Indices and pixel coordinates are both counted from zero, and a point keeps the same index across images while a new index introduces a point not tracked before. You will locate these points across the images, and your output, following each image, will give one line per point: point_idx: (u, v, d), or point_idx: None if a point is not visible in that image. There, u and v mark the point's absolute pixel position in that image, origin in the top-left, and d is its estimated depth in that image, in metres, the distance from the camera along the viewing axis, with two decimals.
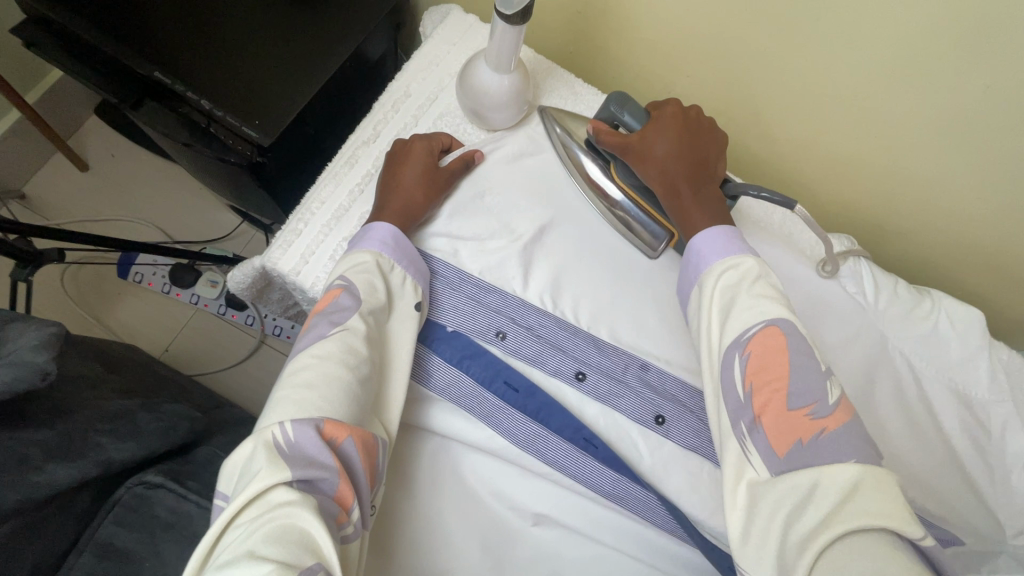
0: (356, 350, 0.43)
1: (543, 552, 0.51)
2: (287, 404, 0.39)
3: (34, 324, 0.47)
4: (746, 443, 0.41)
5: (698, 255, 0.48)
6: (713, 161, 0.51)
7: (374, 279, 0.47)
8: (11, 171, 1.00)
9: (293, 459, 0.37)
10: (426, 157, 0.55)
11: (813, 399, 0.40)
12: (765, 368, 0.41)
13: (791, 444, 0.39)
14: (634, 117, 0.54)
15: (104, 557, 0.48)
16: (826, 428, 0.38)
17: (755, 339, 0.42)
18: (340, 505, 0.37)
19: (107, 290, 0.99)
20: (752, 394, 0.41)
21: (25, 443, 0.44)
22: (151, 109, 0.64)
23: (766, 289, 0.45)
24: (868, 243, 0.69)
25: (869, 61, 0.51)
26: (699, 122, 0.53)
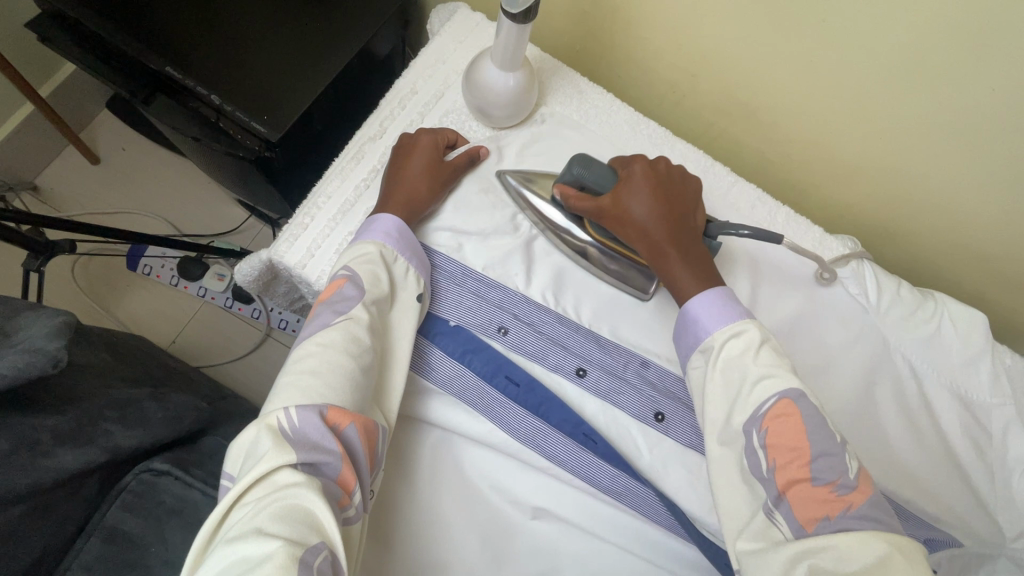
0: (359, 340, 0.44)
1: (540, 545, 0.51)
2: (292, 391, 0.40)
3: (46, 314, 0.48)
4: (773, 516, 0.40)
5: (699, 324, 0.48)
6: (691, 217, 0.51)
7: (378, 270, 0.48)
8: (24, 163, 1.01)
9: (298, 442, 0.38)
10: (431, 150, 0.55)
11: (837, 474, 0.40)
12: (785, 441, 0.41)
13: (819, 520, 0.39)
14: (601, 179, 0.52)
15: (111, 541, 0.50)
16: (852, 505, 0.39)
17: (771, 414, 0.42)
18: (343, 489, 0.38)
19: (116, 282, 1.01)
20: (775, 470, 0.41)
21: (36, 428, 0.45)
22: (161, 104, 0.65)
23: (769, 357, 0.45)
24: (873, 244, 0.69)
25: (874, 62, 0.52)
26: (668, 179, 0.52)
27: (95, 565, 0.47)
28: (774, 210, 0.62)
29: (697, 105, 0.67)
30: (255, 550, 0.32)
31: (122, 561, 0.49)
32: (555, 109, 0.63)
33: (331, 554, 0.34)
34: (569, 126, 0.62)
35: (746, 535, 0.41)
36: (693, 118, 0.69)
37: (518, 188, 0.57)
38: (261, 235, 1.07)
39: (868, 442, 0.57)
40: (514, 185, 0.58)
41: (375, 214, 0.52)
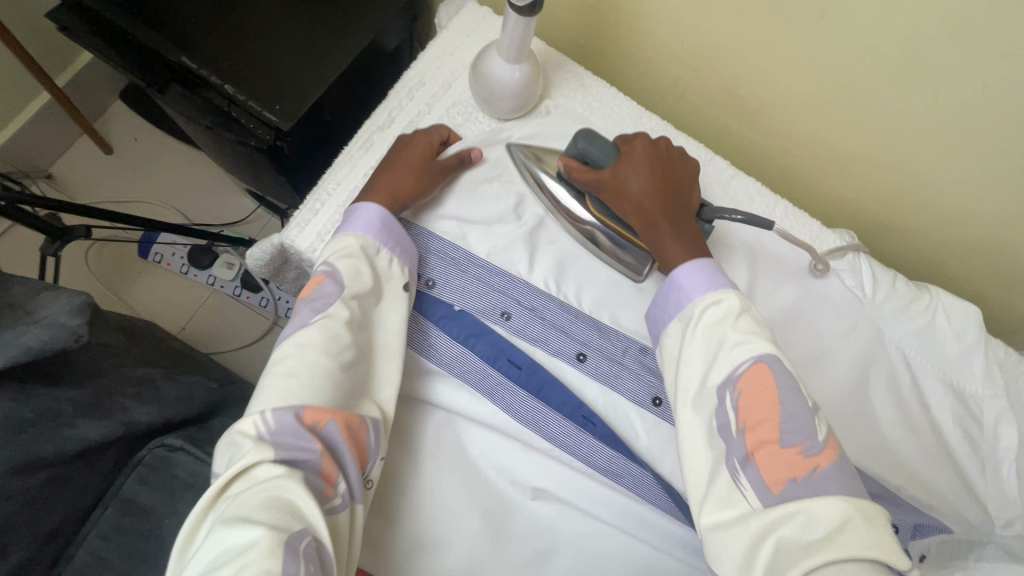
0: (339, 337, 0.45)
1: (539, 524, 0.53)
2: (269, 393, 0.42)
3: (66, 292, 0.50)
4: (739, 479, 0.41)
5: (682, 290, 0.49)
6: (685, 193, 0.53)
7: (359, 264, 0.49)
8: (39, 151, 1.03)
9: (276, 442, 0.39)
10: (423, 149, 0.56)
11: (804, 436, 0.41)
12: (755, 405, 0.42)
13: (786, 481, 0.40)
14: (603, 152, 0.54)
15: (128, 512, 0.52)
16: (818, 466, 0.40)
17: (744, 377, 0.44)
18: (325, 481, 0.40)
19: (127, 269, 1.03)
20: (744, 432, 0.42)
21: (60, 400, 0.47)
22: (176, 94, 0.67)
23: (749, 324, 0.46)
24: (870, 239, 0.70)
25: (871, 57, 0.53)
26: (668, 155, 0.54)
27: (111, 535, 0.51)
28: (772, 204, 0.63)
29: (699, 100, 0.69)
30: (238, 542, 0.34)
31: (137, 531, 0.52)
32: (559, 101, 0.64)
33: (315, 540, 0.36)
34: (572, 118, 0.63)
35: (710, 504, 0.42)
36: (695, 112, 0.71)
37: (526, 160, 0.59)
38: (268, 225, 1.09)
39: (861, 430, 0.58)
40: (522, 158, 0.60)
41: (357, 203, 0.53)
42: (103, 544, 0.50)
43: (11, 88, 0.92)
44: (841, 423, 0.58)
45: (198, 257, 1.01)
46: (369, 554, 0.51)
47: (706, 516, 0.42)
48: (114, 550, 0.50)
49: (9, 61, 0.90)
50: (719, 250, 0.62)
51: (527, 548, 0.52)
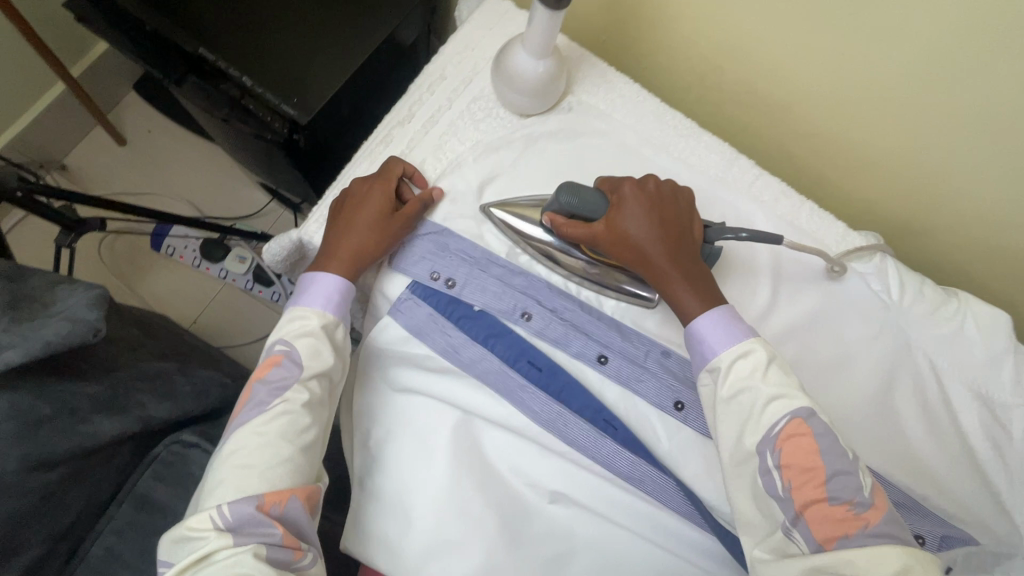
0: (300, 420, 0.44)
1: (556, 528, 0.52)
2: (221, 484, 0.41)
3: (82, 285, 0.49)
4: (792, 534, 0.41)
5: (705, 344, 0.48)
6: (688, 233, 0.51)
7: (318, 342, 0.48)
8: (54, 143, 1.03)
9: (233, 527, 0.39)
10: (380, 202, 0.54)
11: (853, 493, 0.40)
12: (798, 462, 0.42)
13: (838, 539, 0.40)
14: (590, 204, 0.52)
15: (141, 508, 0.53)
16: (869, 523, 0.40)
17: (784, 435, 0.43)
18: (292, 549, 0.40)
19: (140, 261, 1.03)
20: (791, 490, 0.42)
21: (77, 395, 0.47)
22: (193, 85, 0.67)
23: (778, 376, 0.45)
24: (896, 242, 0.67)
25: (898, 59, 0.52)
26: (660, 194, 0.52)
27: (126, 532, 0.51)
28: (798, 204, 0.62)
29: (723, 98, 0.67)
30: None
31: (150, 529, 0.52)
32: (582, 97, 0.63)
33: None
34: (594, 115, 0.62)
35: (765, 544, 0.43)
36: (718, 111, 0.69)
37: (504, 217, 0.57)
38: (281, 219, 1.09)
39: (886, 438, 0.57)
40: (499, 215, 0.57)
41: (316, 270, 0.52)
42: (119, 540, 0.51)
43: (26, 78, 0.92)
44: (867, 431, 0.56)
45: (211, 252, 1.00)
46: (384, 556, 0.51)
47: (755, 552, 0.43)
48: (130, 545, 0.51)
49: (24, 51, 0.89)
50: (743, 252, 0.60)
51: (544, 553, 0.51)
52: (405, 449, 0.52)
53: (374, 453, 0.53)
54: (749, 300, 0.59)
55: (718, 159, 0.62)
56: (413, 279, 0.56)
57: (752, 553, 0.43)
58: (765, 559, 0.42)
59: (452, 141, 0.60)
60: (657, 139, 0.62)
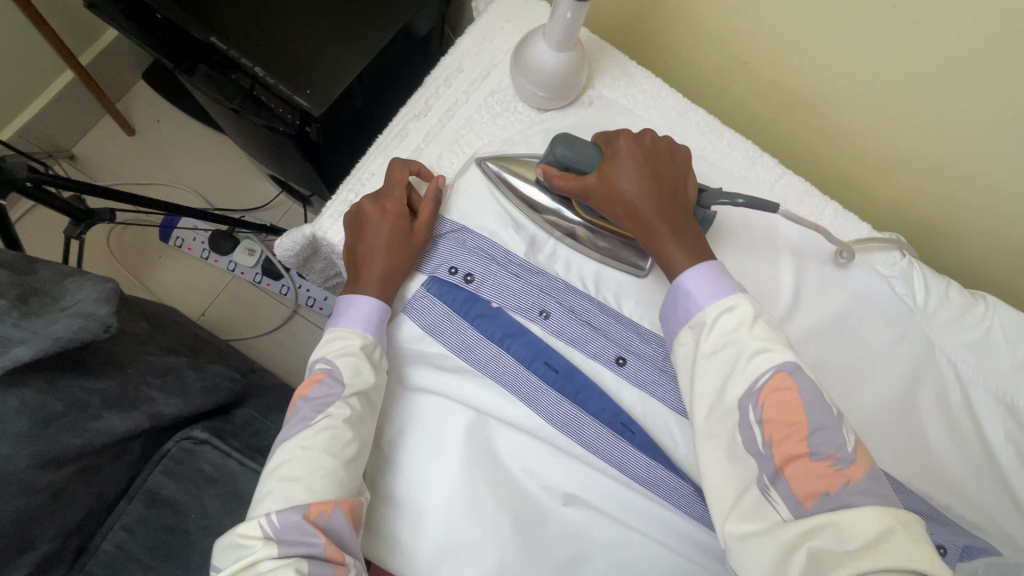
0: (342, 435, 0.44)
1: (570, 532, 0.51)
2: (269, 496, 0.41)
3: (90, 279, 0.49)
4: (769, 494, 0.39)
5: (691, 298, 0.46)
6: (680, 190, 0.49)
7: (358, 360, 0.47)
8: (63, 132, 1.02)
9: (280, 537, 0.39)
10: (398, 205, 0.53)
11: (834, 448, 0.38)
12: (779, 417, 0.40)
13: (818, 496, 0.37)
14: (583, 156, 0.50)
15: (153, 505, 0.52)
16: (851, 479, 0.37)
17: (768, 388, 0.41)
18: (336, 565, 0.40)
19: (148, 253, 1.02)
20: (772, 446, 0.40)
21: (87, 390, 0.46)
22: (204, 74, 0.65)
23: (765, 330, 0.43)
24: (923, 244, 0.64)
25: (928, 59, 0.50)
26: (656, 150, 0.50)
27: (136, 529, 0.51)
28: (822, 205, 0.60)
29: (746, 94, 0.65)
30: None
31: (163, 526, 0.52)
32: (603, 92, 0.61)
33: None
34: (615, 110, 0.60)
35: (738, 514, 0.40)
36: (740, 108, 0.67)
37: (500, 170, 0.55)
38: (291, 212, 1.08)
39: (908, 445, 0.55)
40: (496, 168, 0.56)
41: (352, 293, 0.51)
42: (129, 537, 0.50)
43: (34, 66, 0.91)
44: (890, 437, 0.55)
45: (219, 243, 1.00)
46: (396, 558, 0.50)
47: (729, 527, 0.40)
48: (140, 541, 0.50)
49: (33, 39, 0.88)
50: (765, 252, 0.59)
51: (557, 557, 0.50)
52: (418, 449, 0.51)
53: (386, 452, 0.52)
54: (770, 301, 0.57)
55: (741, 157, 0.60)
56: (429, 276, 0.55)
57: (724, 529, 0.40)
58: (740, 535, 0.39)
59: (469, 135, 0.59)
60: (679, 135, 0.60)
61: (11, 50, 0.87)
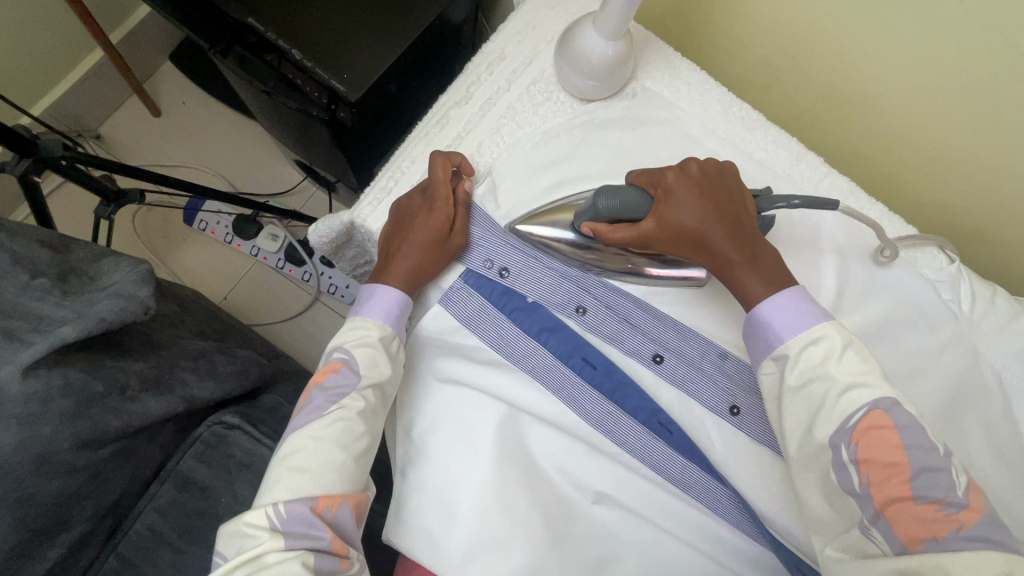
0: (354, 429, 0.44)
1: (601, 530, 0.50)
2: (277, 485, 0.41)
3: (128, 260, 0.49)
4: (870, 533, 0.39)
5: (775, 337, 0.44)
6: (744, 214, 0.47)
7: (377, 354, 0.47)
8: (90, 111, 1.02)
9: (286, 528, 0.39)
10: (437, 217, 0.51)
11: (943, 492, 0.37)
12: (879, 457, 0.38)
13: (925, 540, 0.37)
14: (632, 201, 0.48)
15: (184, 488, 0.53)
16: (963, 524, 0.36)
17: (862, 428, 0.39)
18: (340, 557, 0.39)
19: (172, 235, 1.02)
20: (870, 487, 0.39)
21: (126, 372, 0.46)
22: (239, 56, 0.65)
23: (856, 360, 0.41)
24: (967, 251, 0.63)
25: (985, 62, 0.48)
26: (707, 179, 0.48)
27: (167, 511, 0.52)
28: (867, 206, 0.58)
29: (791, 89, 0.64)
30: None
31: (194, 509, 0.52)
32: (647, 84, 0.60)
33: None
34: (659, 103, 0.59)
35: (837, 542, 0.41)
36: (784, 104, 0.66)
37: (533, 231, 0.53)
38: (314, 198, 1.07)
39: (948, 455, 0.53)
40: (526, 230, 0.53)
41: (377, 284, 0.50)
42: (160, 519, 0.51)
43: (64, 44, 0.91)
44: None
45: (242, 227, 0.99)
46: (426, 551, 0.49)
47: (828, 551, 0.41)
48: (170, 523, 0.51)
49: (64, 17, 0.88)
50: (808, 252, 0.57)
51: (587, 554, 0.49)
52: (450, 441, 0.51)
53: (417, 444, 0.51)
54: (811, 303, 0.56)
55: (785, 155, 0.59)
56: (468, 267, 0.54)
57: (823, 551, 0.41)
58: (839, 560, 0.40)
59: (510, 124, 0.58)
60: (723, 130, 0.59)
61: (42, 28, 0.87)
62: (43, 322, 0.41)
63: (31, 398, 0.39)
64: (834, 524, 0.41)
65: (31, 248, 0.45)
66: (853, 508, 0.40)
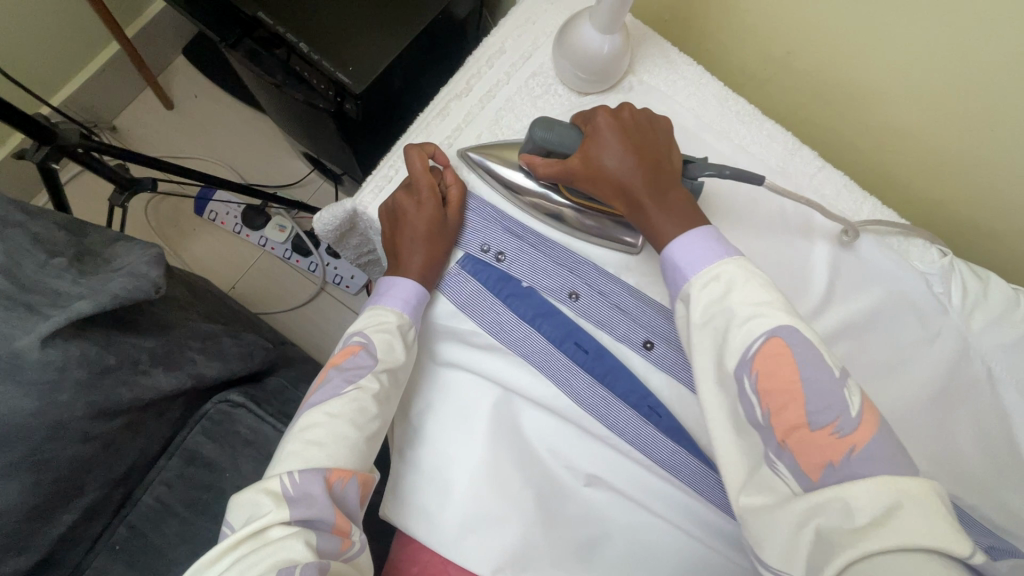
0: (367, 410, 0.45)
1: (591, 511, 0.51)
2: (291, 456, 0.42)
3: (140, 242, 0.51)
4: (776, 467, 0.38)
5: (678, 269, 0.45)
6: (664, 162, 0.49)
7: (393, 338, 0.49)
8: (107, 103, 1.06)
9: (294, 500, 0.40)
10: (433, 209, 0.53)
11: (835, 414, 0.36)
12: (776, 384, 0.38)
13: (824, 467, 0.36)
14: (562, 138, 0.50)
15: (191, 463, 0.55)
16: (855, 447, 0.35)
17: (759, 355, 0.39)
18: (340, 536, 0.40)
19: (183, 224, 1.05)
20: (770, 417, 0.38)
21: (137, 348, 0.49)
22: (248, 49, 0.67)
23: (756, 291, 0.42)
24: (958, 244, 0.63)
25: (972, 58, 0.49)
26: (636, 125, 0.50)
27: (176, 484, 0.54)
28: (861, 200, 0.59)
29: (788, 85, 0.65)
30: None
31: (201, 483, 0.55)
32: (644, 78, 0.61)
33: None
34: (655, 97, 0.60)
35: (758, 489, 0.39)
36: (779, 99, 0.67)
37: (483, 160, 0.56)
38: (321, 191, 1.10)
39: (938, 443, 0.54)
40: (477, 159, 0.56)
41: (395, 276, 0.52)
42: (167, 491, 0.54)
43: (82, 39, 0.94)
44: (919, 436, 0.54)
45: (252, 218, 1.02)
46: (421, 526, 0.50)
47: (742, 500, 0.38)
48: (178, 495, 0.54)
49: (83, 11, 0.91)
50: (799, 244, 0.58)
51: (578, 534, 0.51)
52: (446, 421, 0.52)
53: (414, 424, 0.53)
54: (803, 293, 0.57)
55: (779, 149, 0.60)
56: (465, 252, 0.56)
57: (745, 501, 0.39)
58: (755, 507, 0.38)
59: (509, 116, 0.60)
60: (718, 124, 0.61)
61: (62, 22, 0.90)
62: (61, 297, 0.43)
63: (49, 366, 0.41)
64: (743, 472, 0.39)
65: (49, 228, 0.47)
66: (762, 444, 0.39)
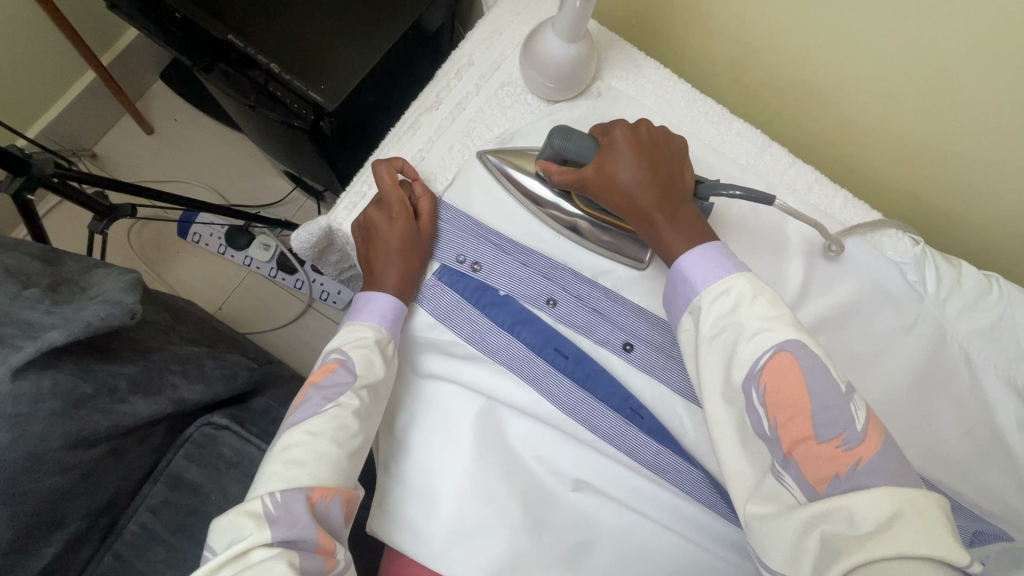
0: (348, 427, 0.45)
1: (577, 516, 0.51)
2: (272, 477, 0.42)
3: (116, 270, 0.51)
4: (782, 478, 0.38)
5: (688, 282, 0.45)
6: (679, 179, 0.49)
7: (373, 355, 0.49)
8: (86, 132, 1.06)
9: (275, 520, 0.39)
10: (404, 221, 0.53)
11: (842, 427, 0.37)
12: (784, 397, 0.38)
13: (829, 479, 0.36)
14: (580, 150, 0.51)
15: (175, 488, 0.55)
16: (861, 460, 0.35)
17: (767, 369, 0.39)
18: (325, 556, 0.40)
19: (166, 248, 1.05)
20: (778, 429, 0.38)
21: (115, 375, 0.49)
22: (222, 71, 0.67)
23: (765, 307, 0.42)
24: (930, 227, 0.64)
25: (929, 48, 0.50)
26: (653, 139, 0.50)
27: (160, 509, 0.54)
28: (832, 194, 0.60)
29: (755, 84, 0.65)
30: None
31: (186, 507, 0.54)
32: (610, 83, 0.62)
33: None
34: (623, 101, 0.61)
35: (756, 496, 0.38)
36: (746, 99, 0.68)
37: (500, 163, 0.57)
38: (305, 208, 1.11)
39: (920, 430, 0.54)
40: (496, 162, 0.57)
41: (371, 291, 0.52)
42: (153, 517, 0.53)
43: (57, 69, 0.94)
44: (899, 423, 0.54)
45: (235, 238, 1.02)
46: (409, 540, 0.50)
47: (748, 507, 0.38)
48: (163, 522, 0.53)
49: (57, 42, 0.91)
50: (771, 239, 0.59)
51: (566, 540, 0.50)
52: (430, 432, 0.52)
53: (398, 438, 0.53)
54: (778, 288, 0.57)
55: (749, 146, 0.61)
56: (442, 263, 0.57)
57: (743, 509, 0.38)
58: (761, 516, 0.37)
59: (480, 127, 0.60)
60: (687, 125, 0.61)
61: (36, 53, 0.90)
62: (33, 328, 0.43)
63: (21, 398, 0.41)
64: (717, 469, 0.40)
65: (22, 260, 0.47)
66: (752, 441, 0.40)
